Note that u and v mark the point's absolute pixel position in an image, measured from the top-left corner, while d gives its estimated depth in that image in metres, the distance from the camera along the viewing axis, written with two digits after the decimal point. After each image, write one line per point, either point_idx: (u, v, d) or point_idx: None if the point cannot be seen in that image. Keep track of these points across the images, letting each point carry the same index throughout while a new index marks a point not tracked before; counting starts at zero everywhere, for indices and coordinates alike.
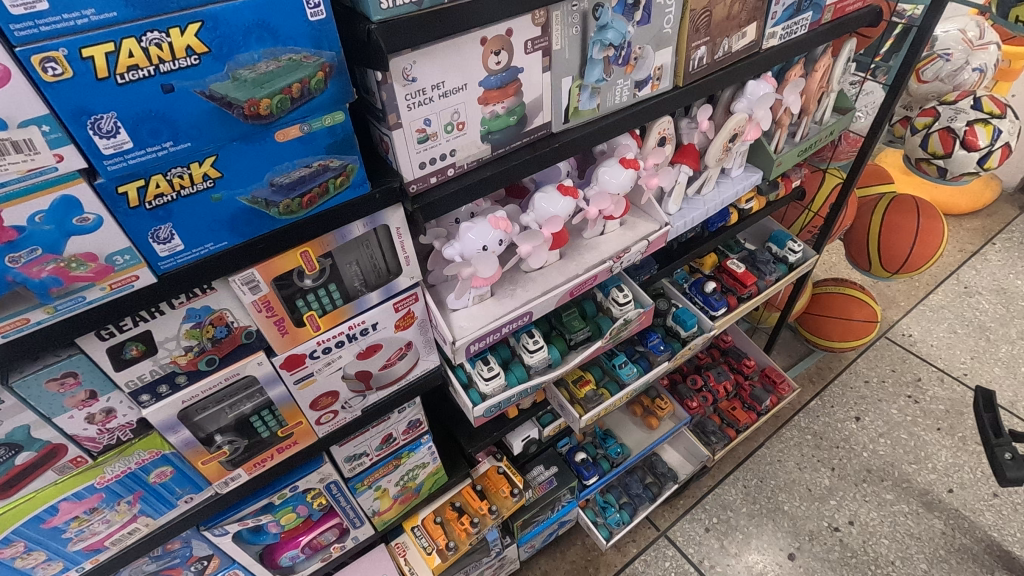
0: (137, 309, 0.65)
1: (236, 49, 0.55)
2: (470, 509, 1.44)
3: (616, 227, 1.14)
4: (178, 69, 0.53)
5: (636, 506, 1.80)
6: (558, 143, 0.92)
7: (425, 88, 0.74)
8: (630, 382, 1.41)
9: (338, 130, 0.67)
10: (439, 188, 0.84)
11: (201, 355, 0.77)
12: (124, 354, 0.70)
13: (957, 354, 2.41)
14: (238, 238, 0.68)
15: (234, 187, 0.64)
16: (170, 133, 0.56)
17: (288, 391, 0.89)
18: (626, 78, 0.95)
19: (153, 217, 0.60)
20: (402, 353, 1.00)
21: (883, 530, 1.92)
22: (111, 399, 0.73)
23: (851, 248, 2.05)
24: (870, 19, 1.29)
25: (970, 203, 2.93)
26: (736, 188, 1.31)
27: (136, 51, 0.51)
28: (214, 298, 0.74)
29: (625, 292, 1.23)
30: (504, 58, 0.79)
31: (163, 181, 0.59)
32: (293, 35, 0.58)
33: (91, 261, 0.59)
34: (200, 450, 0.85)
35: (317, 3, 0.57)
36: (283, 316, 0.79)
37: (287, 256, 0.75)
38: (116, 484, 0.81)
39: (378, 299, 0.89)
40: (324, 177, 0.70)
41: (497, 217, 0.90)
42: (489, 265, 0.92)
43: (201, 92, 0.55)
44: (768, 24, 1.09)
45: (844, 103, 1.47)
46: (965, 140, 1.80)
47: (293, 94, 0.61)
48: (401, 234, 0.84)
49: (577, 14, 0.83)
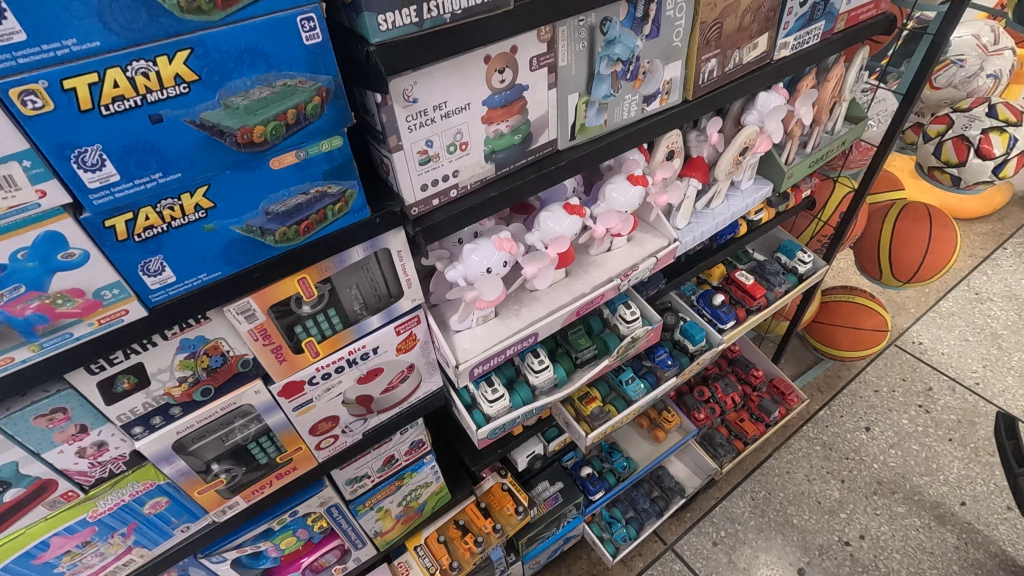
0: (127, 343, 0.63)
1: (227, 76, 0.53)
2: (474, 527, 1.42)
3: (624, 243, 1.11)
4: (167, 98, 0.51)
5: (643, 521, 1.77)
6: (564, 161, 0.89)
7: (426, 109, 0.71)
8: (637, 399, 1.39)
9: (336, 156, 0.65)
10: (441, 210, 0.81)
11: (195, 385, 0.74)
12: (115, 387, 0.67)
13: (968, 363, 2.37)
14: (232, 267, 0.65)
15: (228, 216, 0.61)
16: (158, 164, 0.53)
17: (286, 418, 0.87)
18: (634, 92, 0.92)
19: (143, 250, 0.58)
20: (403, 376, 0.97)
21: (895, 544, 1.88)
22: (102, 433, 0.70)
23: (862, 257, 2.02)
24: (884, 26, 1.26)
25: (981, 207, 2.85)
26: (746, 201, 1.27)
27: (122, 81, 0.48)
28: (209, 328, 0.71)
29: (633, 309, 1.22)
30: (509, 76, 0.76)
31: (153, 213, 0.56)
32: (288, 60, 0.55)
33: (78, 297, 0.56)
34: (197, 479, 0.83)
35: (312, 26, 0.55)
36: (280, 344, 0.77)
37: (284, 283, 0.72)
38: (109, 517, 0.79)
39: (379, 323, 0.86)
40: (322, 204, 0.67)
41: (501, 238, 0.88)
42: (493, 288, 0.88)
43: (191, 121, 0.53)
44: (780, 35, 1.06)
45: (856, 111, 1.43)
46: (980, 148, 1.79)
47: (288, 120, 0.59)
48: (402, 256, 0.81)
49: (584, 29, 0.80)
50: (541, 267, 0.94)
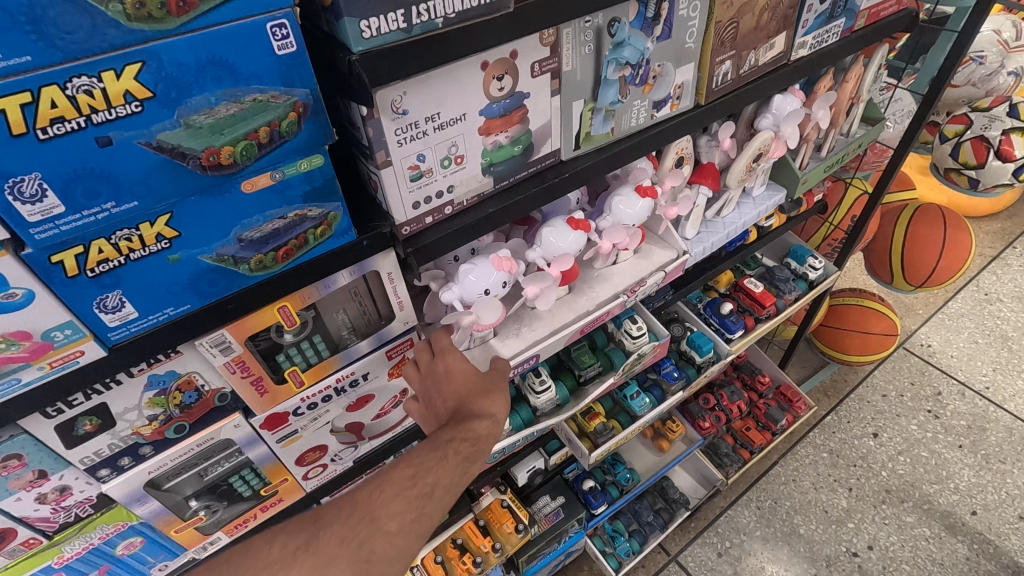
0: (88, 384, 0.57)
1: (187, 92, 0.46)
2: (473, 546, 1.36)
3: (629, 256, 1.05)
4: (116, 119, 0.44)
5: (646, 535, 1.73)
6: (568, 172, 0.83)
7: (417, 121, 0.64)
8: (642, 414, 1.34)
9: (317, 176, 0.58)
10: (435, 228, 0.75)
11: (168, 423, 0.68)
12: (75, 431, 0.61)
13: (978, 366, 2.31)
14: (202, 299, 0.59)
15: (195, 246, 0.55)
16: (111, 192, 0.47)
17: (270, 450, 0.80)
18: (643, 98, 0.85)
19: (98, 285, 0.51)
20: (396, 401, 0.92)
21: (904, 556, 1.84)
22: (65, 477, 0.64)
23: (873, 260, 1.96)
24: (906, 22, 1.19)
25: (991, 205, 2.74)
26: (758, 209, 1.21)
27: (60, 100, 0.41)
28: (181, 362, 0.65)
29: (639, 324, 1.15)
30: (508, 83, 0.70)
31: (107, 245, 0.49)
32: (258, 73, 0.49)
33: (24, 340, 0.50)
34: (173, 518, 0.77)
35: (285, 34, 0.48)
36: (260, 375, 0.71)
37: (263, 312, 0.66)
38: (77, 561, 0.74)
39: (369, 348, 0.80)
40: (302, 228, 0.61)
41: (500, 257, 0.82)
42: (492, 311, 0.82)
43: (146, 144, 0.46)
44: (798, 34, 0.99)
45: (873, 112, 1.37)
46: (999, 149, 1.87)
47: (260, 139, 0.52)
48: (393, 278, 0.75)
49: (590, 31, 0.73)
50: (544, 288, 0.88)
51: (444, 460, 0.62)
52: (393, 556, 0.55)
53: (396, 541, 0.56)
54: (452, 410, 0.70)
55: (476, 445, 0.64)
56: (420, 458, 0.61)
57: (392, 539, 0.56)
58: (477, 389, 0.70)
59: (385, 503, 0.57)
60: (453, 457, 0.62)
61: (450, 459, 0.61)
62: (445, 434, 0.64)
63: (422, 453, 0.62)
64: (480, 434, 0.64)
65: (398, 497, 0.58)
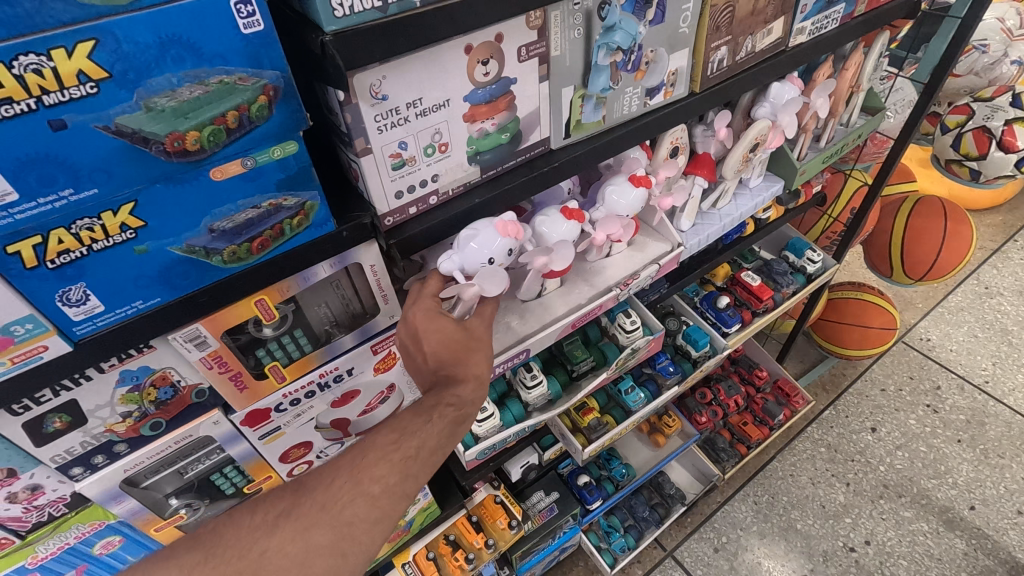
0: (54, 380, 0.55)
1: (146, 73, 0.44)
2: (465, 542, 1.34)
3: (623, 249, 1.02)
4: (69, 100, 0.42)
5: (642, 530, 1.71)
6: (557, 162, 0.80)
7: (398, 107, 0.62)
8: (637, 409, 1.32)
9: (291, 163, 0.56)
10: (419, 219, 0.72)
11: (143, 420, 0.66)
12: (45, 428, 0.59)
13: (978, 360, 2.29)
14: (173, 292, 0.57)
15: (163, 236, 0.53)
16: (68, 179, 0.44)
17: (252, 447, 0.79)
18: (636, 85, 0.83)
19: (60, 277, 0.49)
20: (383, 397, 0.90)
21: (901, 551, 1.82)
22: (35, 476, 0.63)
23: (872, 254, 1.94)
24: (908, 9, 1.16)
25: (992, 198, 2.72)
26: (755, 201, 1.19)
27: (7, 80, 0.39)
28: (155, 357, 0.63)
29: (633, 317, 1.13)
30: (494, 68, 0.67)
31: (67, 235, 0.47)
32: (223, 53, 0.46)
33: None
34: (153, 517, 0.76)
35: (250, 11, 0.45)
36: (239, 371, 0.69)
37: (239, 306, 0.64)
38: (53, 562, 0.72)
39: (353, 343, 0.78)
40: (277, 218, 0.59)
41: (504, 221, 0.75)
42: (496, 281, 0.74)
43: (104, 127, 0.44)
44: (797, 19, 0.96)
45: (873, 102, 1.34)
46: (1001, 140, 1.90)
47: (229, 124, 0.50)
48: (376, 271, 0.73)
49: (579, 14, 0.71)
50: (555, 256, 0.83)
51: (429, 423, 0.62)
52: (376, 518, 0.57)
53: (381, 504, 0.57)
54: (433, 371, 0.66)
55: (463, 410, 0.64)
56: (404, 424, 0.62)
57: (375, 502, 0.57)
58: (465, 346, 0.68)
59: (371, 466, 0.59)
60: (437, 422, 0.62)
61: (435, 423, 0.62)
62: (430, 399, 0.64)
63: (407, 419, 0.62)
64: (465, 398, 0.64)
65: (383, 460, 0.59)
